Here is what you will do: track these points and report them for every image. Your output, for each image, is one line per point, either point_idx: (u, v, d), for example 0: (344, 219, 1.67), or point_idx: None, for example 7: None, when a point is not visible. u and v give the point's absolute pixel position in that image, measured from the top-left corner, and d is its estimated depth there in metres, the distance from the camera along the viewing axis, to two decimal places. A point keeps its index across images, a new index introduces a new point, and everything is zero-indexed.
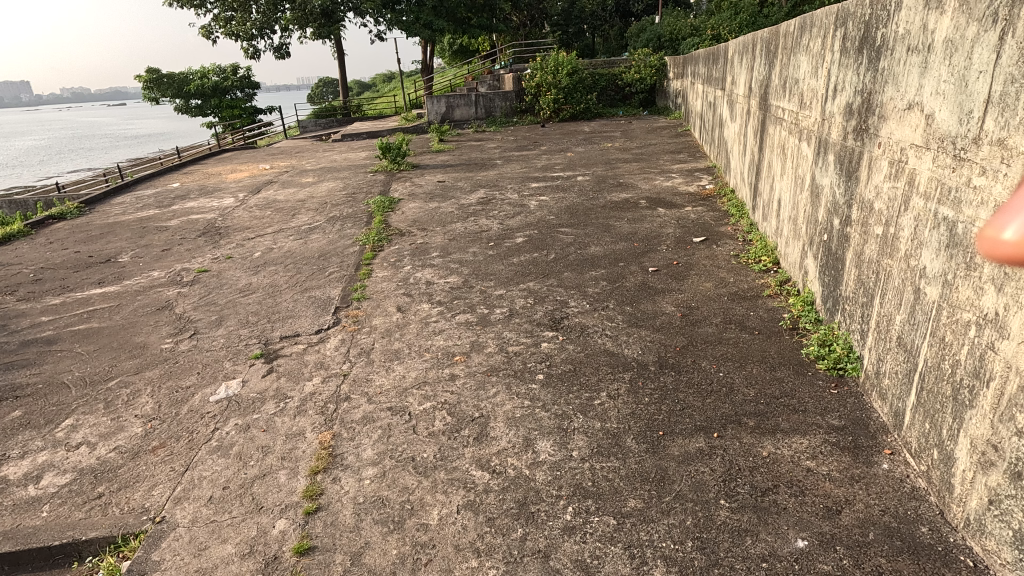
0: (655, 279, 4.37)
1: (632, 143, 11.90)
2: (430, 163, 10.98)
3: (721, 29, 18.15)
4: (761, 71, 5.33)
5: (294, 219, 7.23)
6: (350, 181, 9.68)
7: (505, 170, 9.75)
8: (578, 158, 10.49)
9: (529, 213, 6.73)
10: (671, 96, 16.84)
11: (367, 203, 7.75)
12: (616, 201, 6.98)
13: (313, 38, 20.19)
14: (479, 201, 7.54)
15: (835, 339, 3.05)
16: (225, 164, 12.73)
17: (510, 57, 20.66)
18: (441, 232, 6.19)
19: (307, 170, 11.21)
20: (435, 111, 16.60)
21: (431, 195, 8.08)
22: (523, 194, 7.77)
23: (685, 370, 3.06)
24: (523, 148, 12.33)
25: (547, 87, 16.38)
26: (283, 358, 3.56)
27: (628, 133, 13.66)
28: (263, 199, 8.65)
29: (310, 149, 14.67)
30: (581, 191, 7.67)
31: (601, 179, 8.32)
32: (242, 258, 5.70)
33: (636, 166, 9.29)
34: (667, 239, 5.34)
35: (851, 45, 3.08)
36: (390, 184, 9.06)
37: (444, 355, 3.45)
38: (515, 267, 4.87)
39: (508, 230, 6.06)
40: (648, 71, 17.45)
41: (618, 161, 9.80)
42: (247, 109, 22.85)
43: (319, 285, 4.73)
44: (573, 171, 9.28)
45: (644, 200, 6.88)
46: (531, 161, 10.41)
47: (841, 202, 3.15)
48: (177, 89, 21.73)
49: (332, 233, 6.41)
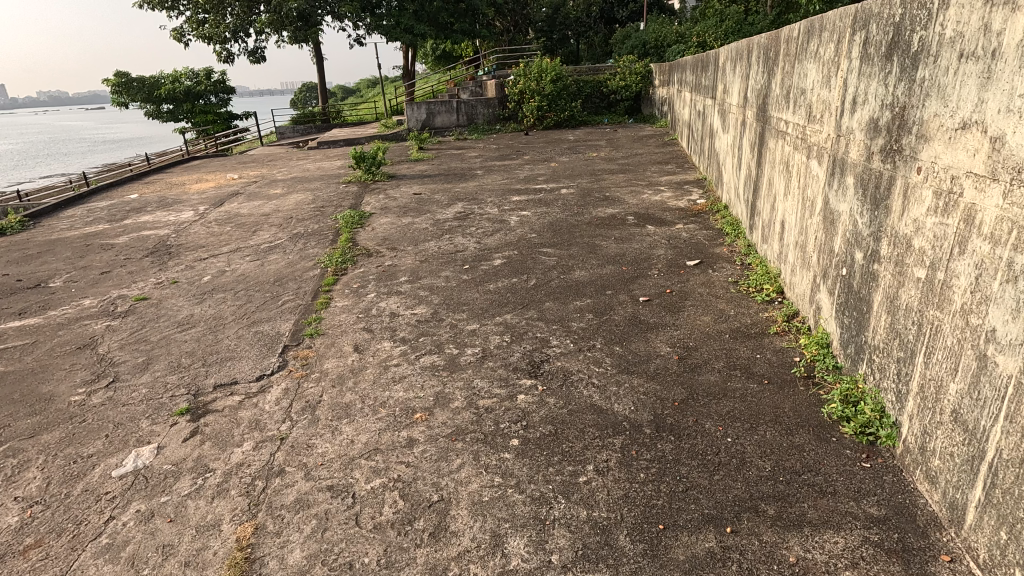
0: (647, 312, 3.90)
1: (618, 153, 11.52)
2: (407, 173, 10.47)
3: (707, 36, 17.90)
4: (759, 81, 4.91)
5: (255, 235, 6.66)
6: (321, 193, 9.12)
7: (486, 182, 9.27)
8: (563, 169, 10.05)
9: (509, 230, 6.25)
10: (657, 104, 16.53)
11: (336, 218, 7.21)
12: (603, 217, 6.52)
13: (289, 42, 19.58)
14: (456, 216, 7.04)
15: (860, 395, 2.60)
16: (191, 173, 12.07)
17: (493, 63, 20.26)
18: (413, 252, 5.67)
19: (277, 180, 10.64)
20: (415, 117, 16.10)
21: (406, 209, 7.56)
22: (503, 209, 7.29)
23: (687, 434, 2.57)
24: (505, 157, 11.87)
25: (531, 95, 16.01)
26: (211, 414, 3.01)
27: (614, 142, 13.29)
28: (225, 212, 8.06)
29: (284, 157, 14.07)
30: (565, 206, 7.20)
31: (586, 193, 7.87)
32: (188, 283, 5.13)
33: (622, 177, 8.88)
34: (658, 262, 4.88)
35: (875, 51, 2.65)
36: (363, 197, 8.52)
37: (403, 410, 2.93)
38: (491, 296, 4.37)
39: (485, 250, 5.56)
40: (633, 78, 17.14)
41: (604, 172, 9.38)
42: (221, 114, 22.12)
43: (269, 318, 4.19)
44: (557, 183, 8.82)
45: (632, 216, 6.44)
46: (514, 172, 9.94)
47: (864, 233, 2.70)
48: (148, 94, 21.12)
49: (294, 252, 5.86)
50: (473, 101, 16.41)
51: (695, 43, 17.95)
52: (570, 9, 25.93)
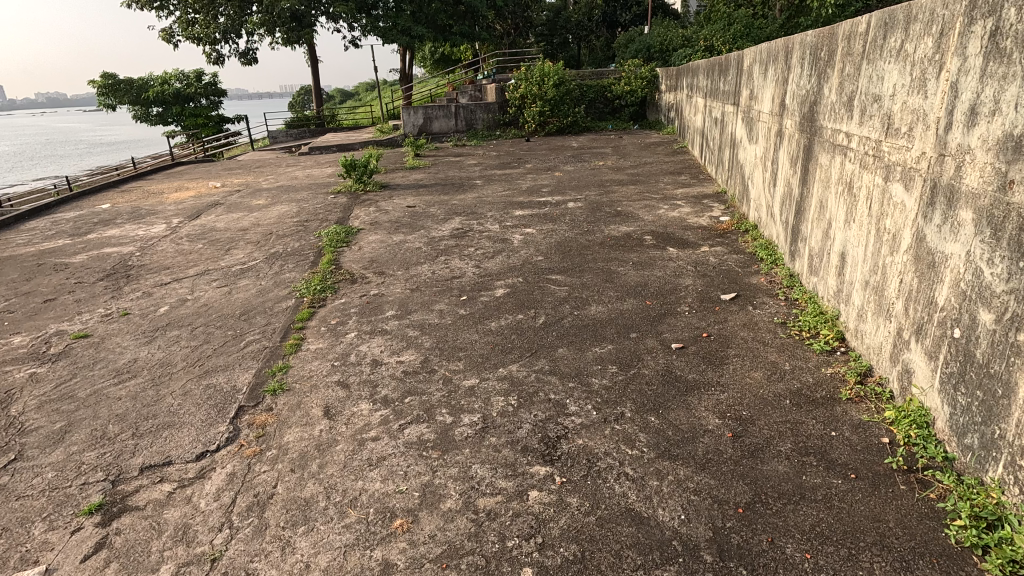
0: (682, 365, 3.22)
1: (626, 161, 10.87)
2: (401, 182, 9.79)
3: (714, 40, 17.30)
4: (805, 85, 4.25)
5: (228, 255, 5.97)
6: (307, 204, 8.43)
7: (486, 193, 8.59)
8: (568, 179, 9.39)
9: (513, 251, 5.57)
10: (664, 109, 15.91)
11: (319, 234, 6.52)
12: (616, 236, 5.85)
13: (283, 43, 18.91)
14: (453, 233, 6.35)
15: (1000, 512, 1.91)
16: (173, 180, 11.37)
17: (493, 67, 19.65)
18: (403, 278, 4.98)
19: (261, 189, 9.96)
20: (411, 122, 15.45)
21: (397, 224, 6.88)
22: (506, 225, 6.61)
23: (763, 566, 1.88)
24: (506, 165, 11.21)
25: (532, 99, 15.39)
26: (127, 515, 2.30)
27: (620, 150, 12.64)
28: (200, 226, 7.35)
29: (273, 164, 13.37)
30: (573, 222, 6.52)
31: (596, 207, 7.20)
32: (141, 315, 4.43)
33: (633, 190, 8.21)
34: (686, 296, 4.20)
35: (1012, 45, 1.97)
36: (352, 209, 7.85)
37: (379, 514, 2.23)
38: (493, 339, 3.68)
39: (486, 277, 4.88)
40: (639, 83, 16.52)
41: (612, 183, 8.72)
42: (212, 116, 21.24)
43: (227, 365, 3.49)
44: (563, 195, 8.15)
45: (649, 236, 5.77)
46: (516, 183, 9.28)
47: (996, 288, 2.02)
48: (135, 96, 20.47)
49: (268, 277, 5.16)
50: (472, 105, 15.74)
51: (702, 47, 17.36)
52: (571, 13, 25.40)
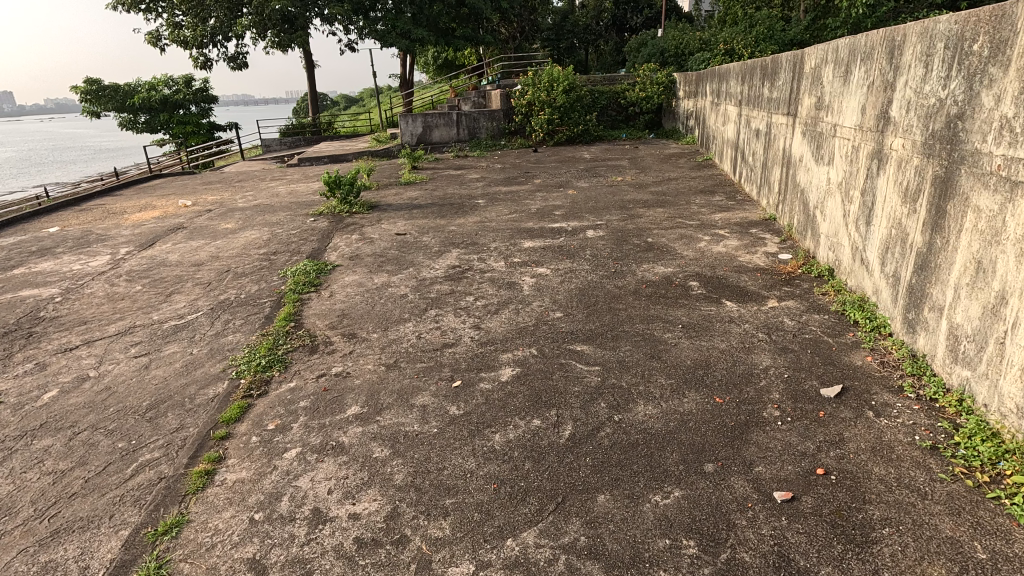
0: (803, 545, 1.99)
1: (648, 177, 9.68)
2: (394, 201, 8.63)
3: (734, 43, 16.16)
4: (934, 92, 3.05)
5: (166, 303, 4.79)
6: (281, 229, 7.26)
7: (489, 215, 7.41)
8: (584, 198, 8.21)
9: (522, 303, 4.37)
10: (682, 117, 14.75)
11: (285, 273, 5.34)
12: (653, 282, 4.65)
13: (274, 46, 17.85)
14: (448, 274, 5.17)
15: None
16: (141, 196, 10.22)
17: (498, 72, 18.55)
18: (379, 344, 3.79)
19: (236, 209, 8.81)
20: (409, 131, 14.28)
21: (383, 260, 5.70)
22: (513, 262, 5.41)
23: None
24: (512, 180, 10.04)
25: (540, 106, 14.24)
26: None
27: (638, 162, 11.48)
28: (149, 258, 6.18)
29: (257, 177, 12.23)
30: (596, 259, 5.32)
31: (621, 238, 5.99)
32: (15, 405, 3.25)
33: (662, 213, 7.00)
34: (769, 388, 2.98)
35: None
36: (331, 237, 6.67)
37: None
38: (498, 470, 2.47)
39: (488, 345, 3.68)
40: (655, 88, 15.31)
41: (636, 205, 7.54)
42: (202, 124, 20.23)
43: (90, 521, 2.29)
44: (580, 219, 6.96)
45: (696, 283, 4.56)
46: (525, 203, 8.11)
47: None
48: (120, 102, 19.40)
49: (203, 340, 3.97)
50: (475, 113, 14.58)
51: (722, 51, 16.16)
52: (579, 17, 24.34)
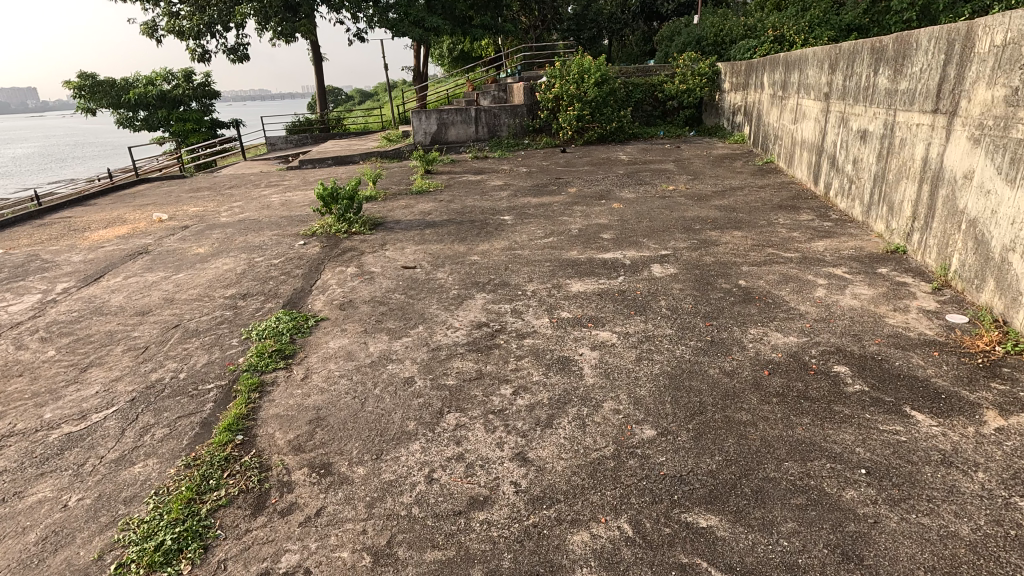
0: None
1: (704, 186, 8.13)
2: (402, 217, 7.20)
3: (785, 29, 14.39)
4: None
5: (73, 386, 3.38)
6: (262, 256, 5.86)
7: (520, 239, 5.94)
8: (634, 215, 6.70)
9: (585, 403, 2.88)
10: (728, 112, 13.12)
11: (250, 333, 3.92)
12: (777, 366, 3.13)
13: (277, 37, 16.48)
14: (472, 338, 3.71)
15: None
16: (115, 207, 8.91)
17: (518, 64, 17.03)
18: (364, 497, 2.32)
19: (216, 226, 7.44)
20: (422, 129, 12.83)
21: (384, 310, 4.27)
22: (560, 319, 3.92)
23: None
24: (541, 189, 8.55)
25: (568, 101, 12.72)
26: None
27: (686, 166, 9.91)
28: (85, 302, 4.80)
29: (251, 182, 10.88)
30: (677, 318, 3.82)
31: (701, 280, 4.47)
32: None
33: (743, 239, 5.45)
34: None
35: None
36: (321, 271, 5.24)
37: None
38: None
39: (546, 507, 2.20)
40: (696, 80, 13.64)
41: (704, 226, 6.01)
42: (203, 122, 18.95)
43: None
44: (637, 246, 5.46)
45: (845, 369, 3.04)
46: (561, 221, 6.62)
47: None
48: (115, 98, 18.19)
49: (93, 472, 2.55)
50: (495, 109, 13.04)
51: (770, 38, 14.41)
52: (603, 4, 22.57)
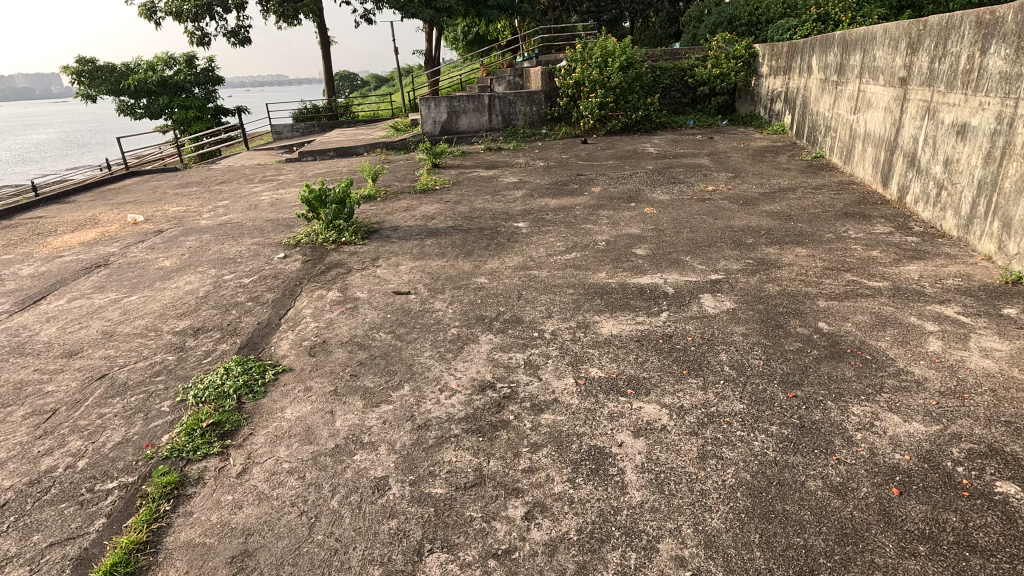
0: None
1: (748, 186, 7.09)
2: (402, 223, 6.30)
3: (829, 6, 13.03)
4: None
5: None
6: (233, 273, 5.00)
7: (537, 254, 5.00)
8: (671, 223, 5.71)
9: (633, 544, 1.95)
10: (766, 99, 11.92)
11: (188, 392, 3.04)
12: (908, 479, 2.16)
13: (280, 18, 15.53)
14: (473, 409, 2.79)
15: None
16: (92, 206, 8.13)
17: (535, 47, 15.90)
18: None
19: (194, 230, 6.60)
20: (431, 118, 11.85)
21: (364, 358, 3.37)
22: (589, 379, 2.99)
23: None
24: (561, 188, 7.57)
25: (590, 87, 11.63)
26: None
27: (722, 160, 8.84)
28: (9, 335, 3.97)
29: (245, 177, 10.05)
30: (747, 384, 2.85)
31: (768, 322, 3.49)
32: None
33: (810, 260, 4.44)
34: None
35: None
36: (296, 296, 4.36)
37: None
38: None
39: None
40: (731, 63, 12.42)
41: (757, 240, 5.01)
42: (206, 109, 18.16)
43: None
44: (678, 267, 4.49)
45: (1016, 490, 2.06)
46: (584, 230, 5.65)
47: None
48: (114, 84, 17.47)
49: None
50: (511, 95, 11.98)
51: (813, 16, 13.10)
52: None
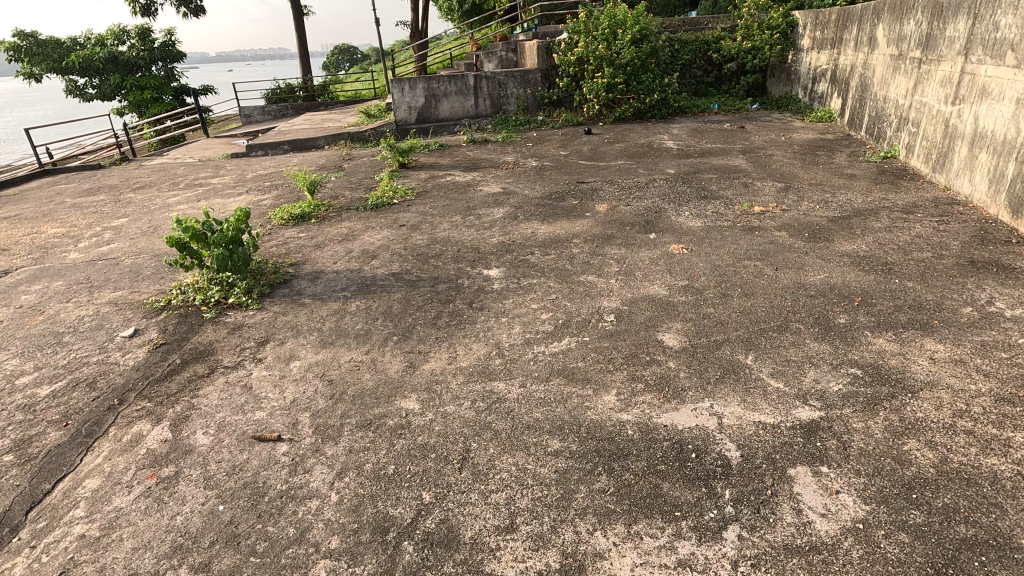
0: None
1: (806, 204, 5.24)
2: (328, 265, 4.51)
3: None
4: None
5: None
6: (37, 370, 3.23)
7: (508, 340, 3.21)
8: (709, 273, 3.90)
9: None
10: (807, 78, 9.88)
11: None
12: None
13: None
14: None
15: None
16: None
17: (534, 16, 13.77)
18: None
19: (50, 272, 4.82)
20: (405, 102, 9.91)
21: None
22: None
23: None
24: (555, 204, 5.74)
25: (596, 65, 9.64)
26: None
27: (763, 160, 6.95)
28: None
29: (171, 180, 8.23)
30: None
31: None
32: None
33: (960, 375, 2.64)
34: None
35: None
36: (94, 440, 2.59)
37: None
38: None
39: None
40: (764, 34, 10.34)
41: (850, 317, 3.21)
42: (164, 89, 16.21)
43: None
44: (734, 381, 2.70)
45: None
46: (584, 286, 3.84)
47: None
48: (58, 62, 15.53)
49: None
50: (500, 75, 9.98)
51: None
52: None
